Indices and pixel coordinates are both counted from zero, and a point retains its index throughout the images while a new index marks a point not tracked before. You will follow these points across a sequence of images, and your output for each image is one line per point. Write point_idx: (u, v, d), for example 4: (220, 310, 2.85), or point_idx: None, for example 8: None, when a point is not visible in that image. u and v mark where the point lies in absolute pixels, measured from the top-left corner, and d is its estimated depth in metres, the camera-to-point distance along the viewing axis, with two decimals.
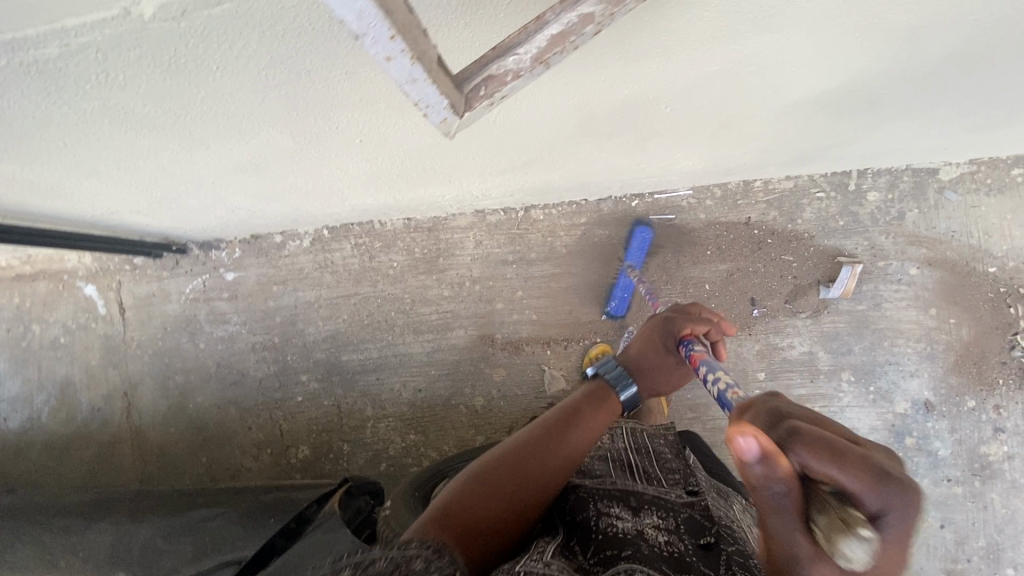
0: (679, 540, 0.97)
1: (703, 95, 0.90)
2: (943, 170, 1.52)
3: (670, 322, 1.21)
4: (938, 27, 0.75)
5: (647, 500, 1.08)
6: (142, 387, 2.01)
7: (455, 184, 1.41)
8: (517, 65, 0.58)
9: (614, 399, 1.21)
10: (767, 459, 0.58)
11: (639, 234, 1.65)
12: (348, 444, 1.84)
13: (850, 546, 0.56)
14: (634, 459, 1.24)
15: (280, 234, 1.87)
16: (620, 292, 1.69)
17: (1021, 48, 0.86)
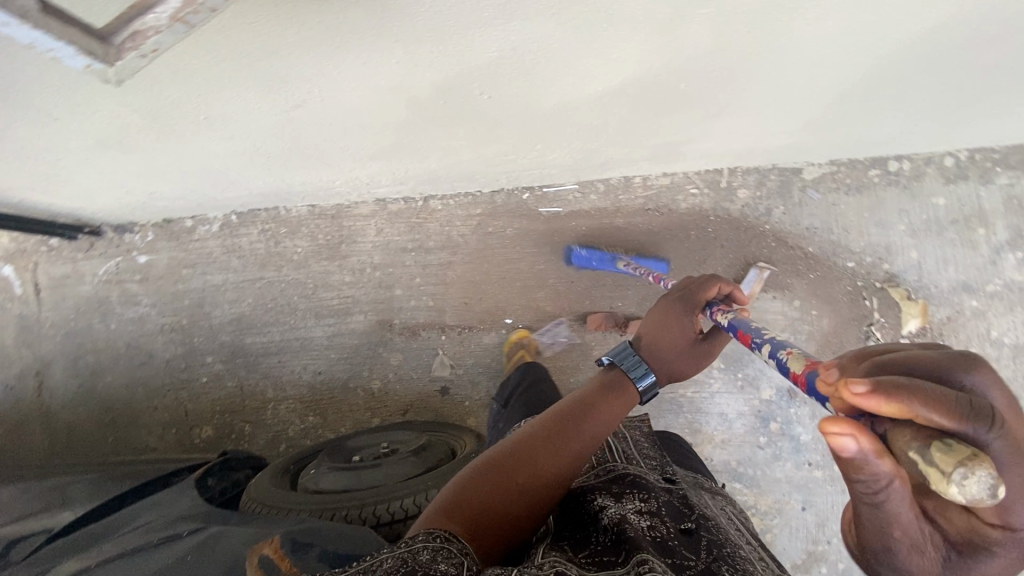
0: (662, 523, 0.97)
1: (506, 80, 0.97)
2: (806, 170, 1.63)
3: (688, 301, 1.19)
4: (689, 19, 0.82)
5: (628, 486, 1.08)
6: (53, 367, 2.04)
7: (337, 169, 1.48)
8: (156, 24, 0.53)
9: (634, 390, 1.15)
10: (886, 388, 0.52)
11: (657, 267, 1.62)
12: (249, 425, 1.89)
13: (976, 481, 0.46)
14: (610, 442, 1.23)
15: (191, 219, 1.92)
16: (580, 259, 1.69)
17: (789, 48, 0.94)
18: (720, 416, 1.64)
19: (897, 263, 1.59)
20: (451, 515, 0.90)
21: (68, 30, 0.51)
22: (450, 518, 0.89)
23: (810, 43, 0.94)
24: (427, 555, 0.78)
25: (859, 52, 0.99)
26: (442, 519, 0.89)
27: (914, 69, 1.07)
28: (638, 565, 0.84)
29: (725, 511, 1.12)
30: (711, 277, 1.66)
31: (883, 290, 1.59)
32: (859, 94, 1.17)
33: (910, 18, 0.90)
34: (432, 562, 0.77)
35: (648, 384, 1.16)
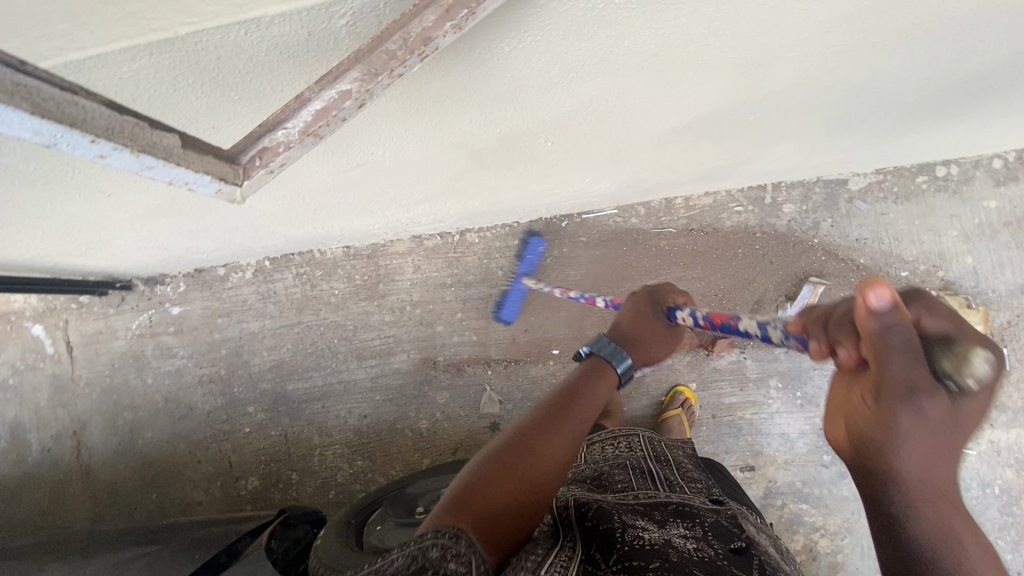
0: (709, 546, 0.95)
1: (575, 129, 0.95)
2: (852, 181, 1.60)
3: (655, 296, 1.20)
4: (776, 62, 0.79)
5: (670, 510, 1.07)
6: (91, 425, 2.00)
7: (380, 214, 1.46)
8: (287, 138, 0.65)
9: (615, 373, 1.11)
10: (895, 307, 0.57)
11: (532, 246, 1.72)
12: (296, 473, 1.85)
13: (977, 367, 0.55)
14: (654, 467, 1.24)
15: (223, 266, 1.90)
16: (531, 251, 1.72)
17: (864, 79, 0.92)
18: (781, 436, 1.61)
19: (953, 269, 1.56)
20: (461, 513, 0.84)
21: (205, 159, 0.65)
22: (461, 515, 0.83)
23: (887, 74, 0.91)
24: (436, 552, 0.75)
25: (933, 78, 0.96)
26: (453, 516, 0.83)
27: (984, 87, 1.05)
28: None
29: (772, 539, 1.09)
30: (762, 296, 1.63)
31: (941, 298, 1.56)
32: (922, 112, 1.14)
33: (991, 46, 0.87)
34: (440, 559, 0.74)
35: (627, 368, 1.12)
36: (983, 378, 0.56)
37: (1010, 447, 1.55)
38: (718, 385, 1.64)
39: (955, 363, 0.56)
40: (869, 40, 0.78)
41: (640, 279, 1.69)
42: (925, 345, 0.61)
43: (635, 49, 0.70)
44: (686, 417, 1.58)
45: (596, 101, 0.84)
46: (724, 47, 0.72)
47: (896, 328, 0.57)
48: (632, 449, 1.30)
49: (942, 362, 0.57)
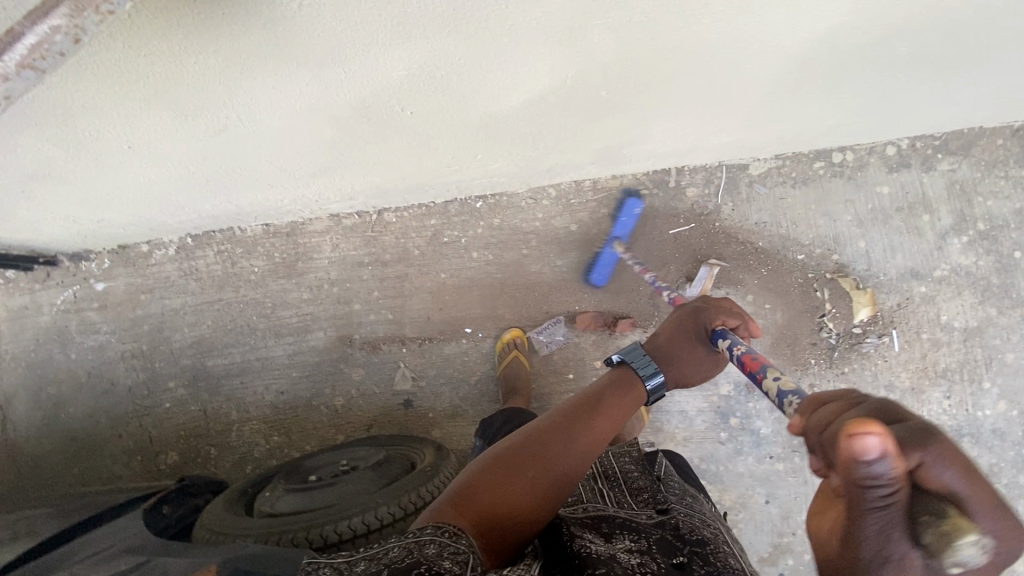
0: (652, 559, 0.98)
1: (423, 98, 0.99)
2: (752, 166, 1.64)
3: (705, 318, 1.17)
4: (589, 31, 0.85)
5: (616, 526, 1.09)
6: (15, 399, 2.02)
7: (277, 188, 1.49)
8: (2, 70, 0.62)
9: (641, 390, 1.16)
10: (889, 457, 0.47)
11: (628, 207, 1.67)
12: (215, 448, 1.88)
13: (958, 552, 0.47)
14: (607, 482, 1.26)
15: (147, 243, 1.92)
16: (625, 215, 1.67)
17: (696, 54, 0.97)
18: (680, 414, 1.65)
19: (846, 253, 1.61)
20: (462, 510, 0.92)
21: None
22: (465, 511, 0.92)
23: (716, 49, 0.96)
24: (432, 548, 0.81)
25: (770, 54, 1.01)
26: (452, 515, 0.91)
27: (830, 63, 1.09)
28: None
29: (722, 537, 1.12)
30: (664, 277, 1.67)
31: (834, 280, 1.61)
32: (781, 93, 1.19)
33: (807, 18, 0.92)
34: (437, 555, 0.80)
35: (657, 384, 1.16)
36: (968, 567, 0.48)
37: None
38: None
39: (944, 531, 0.48)
40: (669, 7, 0.82)
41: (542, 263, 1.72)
42: (922, 494, 0.51)
43: (427, 13, 0.77)
44: (644, 402, 1.63)
45: (429, 65, 0.88)
46: (515, 12, 0.79)
47: (891, 477, 0.48)
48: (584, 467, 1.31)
49: (925, 536, 0.49)
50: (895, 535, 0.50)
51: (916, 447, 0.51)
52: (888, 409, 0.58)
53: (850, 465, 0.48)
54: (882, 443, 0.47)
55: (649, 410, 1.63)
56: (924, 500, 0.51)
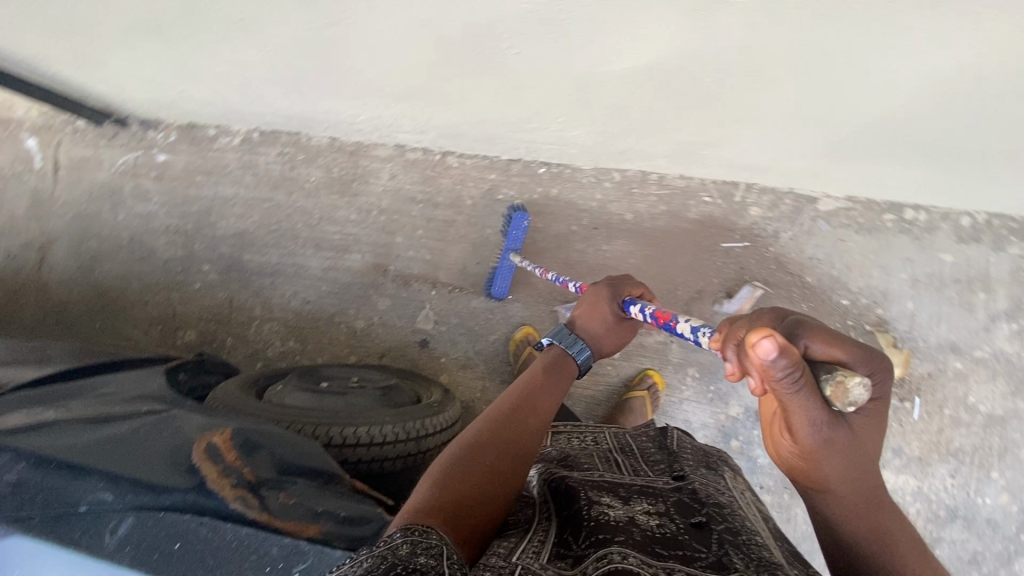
0: (671, 521, 1.03)
1: (537, 40, 1.00)
2: (822, 201, 1.62)
3: (615, 291, 1.40)
4: (720, 11, 0.85)
5: (633, 492, 1.13)
6: (58, 243, 2.09)
7: (357, 101, 1.51)
8: None
9: (572, 365, 1.38)
10: (785, 352, 0.66)
11: (516, 221, 1.69)
12: (231, 337, 1.93)
13: (854, 393, 0.68)
14: (622, 460, 1.30)
15: (214, 127, 1.96)
16: (513, 225, 1.70)
17: (812, 65, 0.96)
18: (683, 423, 1.67)
19: (890, 310, 1.59)
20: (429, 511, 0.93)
21: None
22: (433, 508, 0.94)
23: (837, 63, 0.94)
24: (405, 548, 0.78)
25: (887, 83, 0.99)
26: (421, 517, 0.91)
27: (940, 113, 1.07)
28: (618, 556, 0.88)
29: (737, 500, 1.18)
30: (704, 287, 1.66)
31: (872, 334, 1.59)
32: (881, 130, 1.17)
33: (933, 63, 0.91)
34: (411, 556, 0.77)
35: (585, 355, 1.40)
36: (861, 400, 0.68)
37: (894, 489, 1.60)
38: (640, 360, 1.69)
39: (839, 382, 0.69)
40: (806, 11, 0.82)
41: (579, 245, 1.75)
42: (815, 366, 0.71)
43: None
44: (651, 401, 1.63)
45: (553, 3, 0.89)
46: None
47: (793, 365, 0.67)
48: (600, 447, 1.36)
49: (827, 387, 0.70)
50: (814, 398, 0.70)
51: (803, 338, 0.71)
52: (778, 311, 0.77)
53: (767, 365, 0.67)
54: (774, 342, 0.65)
55: (653, 410, 1.62)
56: (817, 368, 0.71)
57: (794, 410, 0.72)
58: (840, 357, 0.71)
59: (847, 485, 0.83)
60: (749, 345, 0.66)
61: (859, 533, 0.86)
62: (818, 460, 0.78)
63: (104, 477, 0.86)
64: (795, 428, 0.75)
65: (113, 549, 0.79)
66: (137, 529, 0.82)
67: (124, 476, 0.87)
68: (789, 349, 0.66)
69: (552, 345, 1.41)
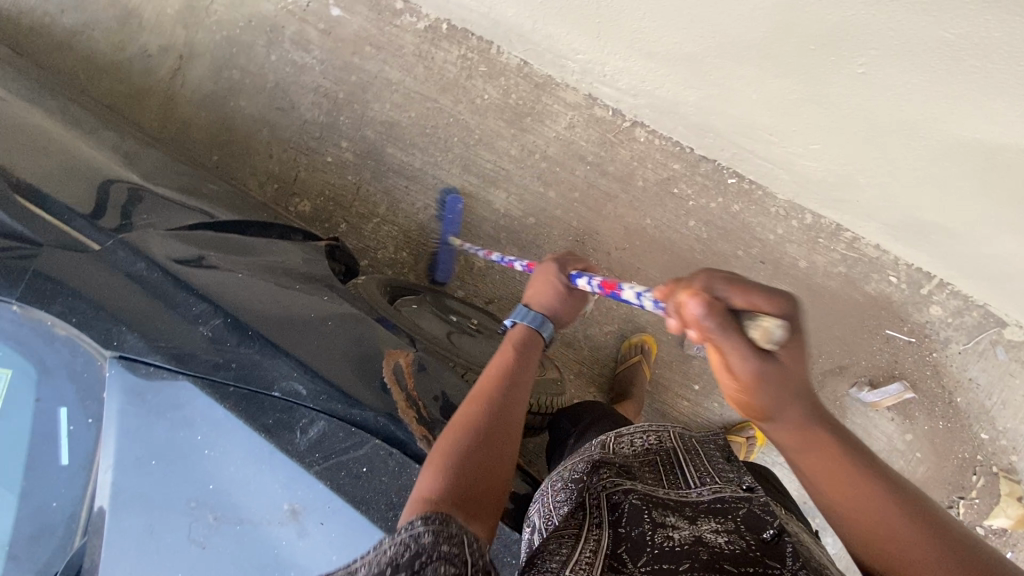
0: (741, 540, 0.80)
1: (903, 73, 0.86)
2: (1009, 328, 1.51)
3: (564, 263, 1.00)
4: None
5: (699, 507, 0.86)
6: (198, 60, 1.95)
7: (598, 39, 1.35)
8: None
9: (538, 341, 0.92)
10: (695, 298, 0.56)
11: (449, 202, 1.75)
12: (346, 225, 1.84)
13: (766, 328, 0.55)
14: (682, 458, 0.97)
15: (403, 2, 1.79)
16: (450, 209, 1.75)
17: None
18: None
19: None
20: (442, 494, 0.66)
21: None
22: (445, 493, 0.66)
23: None
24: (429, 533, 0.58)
25: None
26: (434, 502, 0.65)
27: None
28: None
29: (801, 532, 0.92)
30: (849, 365, 1.57)
31: (996, 475, 1.53)
32: None
33: None
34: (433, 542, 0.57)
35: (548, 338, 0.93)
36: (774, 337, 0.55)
37: None
38: None
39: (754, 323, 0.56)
40: None
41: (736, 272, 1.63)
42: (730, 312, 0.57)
43: None
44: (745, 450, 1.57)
45: (987, 53, 0.76)
46: None
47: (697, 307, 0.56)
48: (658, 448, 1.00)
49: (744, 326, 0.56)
50: (743, 351, 0.56)
51: (715, 284, 0.58)
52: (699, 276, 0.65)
53: (688, 317, 0.57)
54: (696, 300, 0.56)
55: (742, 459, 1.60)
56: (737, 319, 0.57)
57: (733, 370, 0.58)
58: (764, 304, 0.56)
59: (805, 438, 0.65)
60: (677, 302, 0.58)
61: (865, 527, 0.66)
62: (764, 409, 0.62)
63: (299, 367, 0.78)
64: (737, 387, 0.59)
65: (303, 451, 0.74)
66: (329, 438, 0.76)
67: (318, 373, 0.79)
68: (710, 301, 0.56)
69: (517, 320, 0.93)
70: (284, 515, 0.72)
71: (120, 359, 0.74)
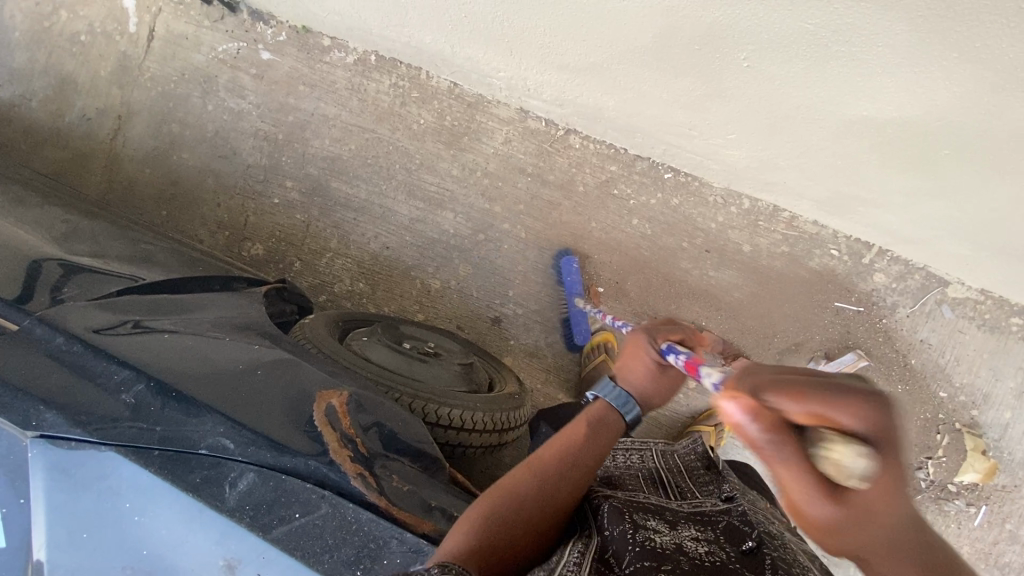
0: (722, 549, 0.82)
1: (781, 61, 0.89)
2: (952, 286, 1.54)
3: (654, 333, 0.95)
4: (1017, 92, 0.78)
5: (682, 515, 0.91)
6: (137, 118, 1.96)
7: (513, 58, 1.38)
8: None
9: (617, 422, 0.95)
10: (756, 413, 0.57)
11: (566, 262, 1.68)
12: (300, 263, 1.85)
13: (849, 456, 0.55)
14: (663, 473, 1.07)
15: (330, 39, 1.82)
16: (567, 271, 1.68)
17: None
18: None
19: (986, 414, 1.56)
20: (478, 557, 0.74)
21: None
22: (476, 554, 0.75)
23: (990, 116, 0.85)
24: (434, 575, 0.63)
25: None
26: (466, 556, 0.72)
27: None
28: None
29: (792, 540, 0.93)
30: (804, 341, 1.61)
31: (959, 432, 1.56)
32: None
33: None
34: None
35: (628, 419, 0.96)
36: (856, 471, 0.55)
37: None
38: None
39: (828, 445, 0.56)
40: None
41: (684, 264, 1.65)
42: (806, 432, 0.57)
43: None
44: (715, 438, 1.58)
45: (845, 38, 0.79)
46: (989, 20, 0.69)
47: (769, 433, 0.57)
48: (640, 462, 1.10)
49: (818, 453, 0.56)
50: (813, 482, 0.57)
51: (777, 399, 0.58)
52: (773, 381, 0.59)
53: (756, 436, 0.57)
54: (741, 404, 0.57)
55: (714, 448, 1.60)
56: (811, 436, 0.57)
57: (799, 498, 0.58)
58: (834, 422, 0.56)
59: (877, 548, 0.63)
60: (722, 409, 0.60)
61: None
62: (834, 535, 0.61)
63: (224, 423, 0.80)
64: (803, 516, 0.60)
65: (233, 505, 0.75)
66: (258, 488, 0.77)
67: (245, 426, 0.81)
68: (760, 413, 0.57)
69: (597, 396, 0.98)
70: (220, 571, 0.73)
71: (41, 438, 0.75)
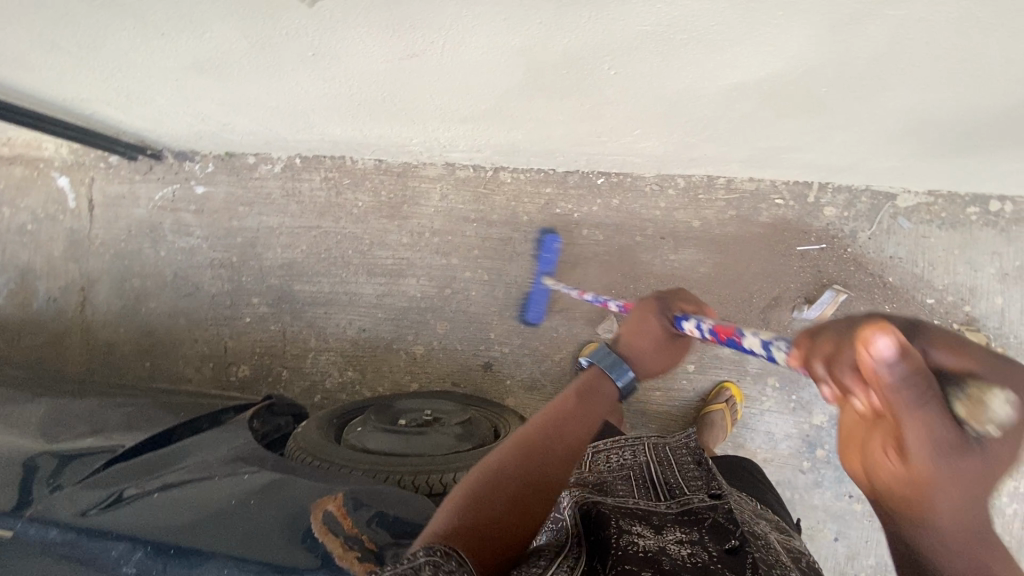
0: (705, 543, 0.86)
1: (642, 62, 0.94)
2: (900, 198, 1.57)
3: (667, 302, 1.02)
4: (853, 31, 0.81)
5: (668, 516, 0.95)
6: (99, 284, 2.02)
7: (417, 125, 1.44)
8: None
9: (611, 388, 1.06)
10: (906, 355, 0.50)
11: (548, 243, 1.71)
12: (288, 370, 1.88)
13: (996, 410, 0.50)
14: (655, 471, 1.11)
15: (254, 156, 1.90)
16: (547, 250, 1.71)
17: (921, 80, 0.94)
18: (766, 435, 1.63)
19: (979, 306, 1.55)
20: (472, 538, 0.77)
21: None
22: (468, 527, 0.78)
23: (844, 59, 0.89)
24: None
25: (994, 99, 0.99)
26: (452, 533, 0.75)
27: None
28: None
29: (774, 535, 0.97)
30: (781, 293, 1.62)
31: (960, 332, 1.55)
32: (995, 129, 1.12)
33: None
34: None
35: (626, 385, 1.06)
36: (1003, 422, 0.50)
37: None
38: (716, 372, 1.64)
39: (973, 396, 0.51)
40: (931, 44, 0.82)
41: (645, 256, 1.67)
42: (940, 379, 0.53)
43: None
44: (730, 414, 1.56)
45: (683, 27, 0.83)
46: None
47: (913, 379, 0.50)
48: (632, 461, 1.14)
49: (957, 405, 0.51)
50: (935, 428, 0.51)
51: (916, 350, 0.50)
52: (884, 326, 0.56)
53: (888, 387, 0.51)
54: (891, 340, 0.49)
55: (732, 423, 1.57)
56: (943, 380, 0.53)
57: (912, 450, 0.53)
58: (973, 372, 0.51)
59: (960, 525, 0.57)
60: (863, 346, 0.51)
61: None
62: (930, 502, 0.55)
63: (227, 562, 0.81)
64: (906, 470, 0.55)
65: None
66: None
67: (247, 558, 0.82)
68: (907, 352, 0.50)
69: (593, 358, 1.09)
70: None
71: None
